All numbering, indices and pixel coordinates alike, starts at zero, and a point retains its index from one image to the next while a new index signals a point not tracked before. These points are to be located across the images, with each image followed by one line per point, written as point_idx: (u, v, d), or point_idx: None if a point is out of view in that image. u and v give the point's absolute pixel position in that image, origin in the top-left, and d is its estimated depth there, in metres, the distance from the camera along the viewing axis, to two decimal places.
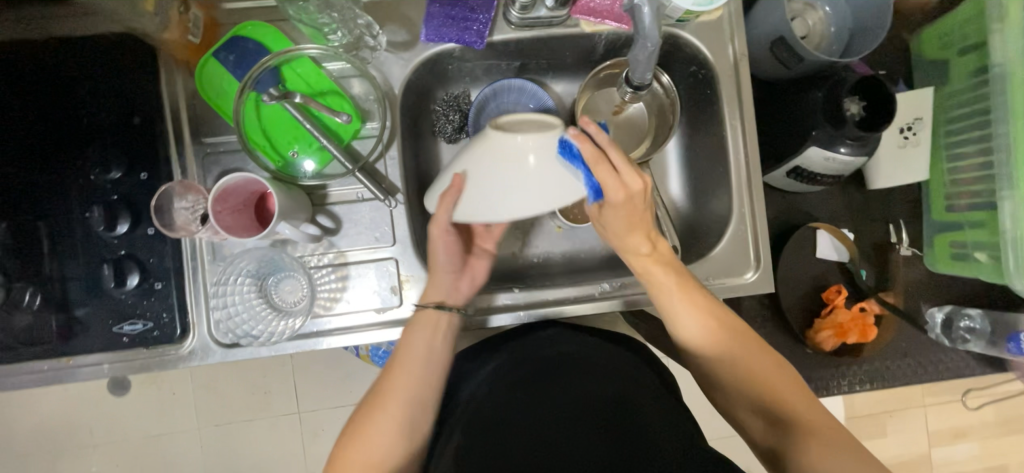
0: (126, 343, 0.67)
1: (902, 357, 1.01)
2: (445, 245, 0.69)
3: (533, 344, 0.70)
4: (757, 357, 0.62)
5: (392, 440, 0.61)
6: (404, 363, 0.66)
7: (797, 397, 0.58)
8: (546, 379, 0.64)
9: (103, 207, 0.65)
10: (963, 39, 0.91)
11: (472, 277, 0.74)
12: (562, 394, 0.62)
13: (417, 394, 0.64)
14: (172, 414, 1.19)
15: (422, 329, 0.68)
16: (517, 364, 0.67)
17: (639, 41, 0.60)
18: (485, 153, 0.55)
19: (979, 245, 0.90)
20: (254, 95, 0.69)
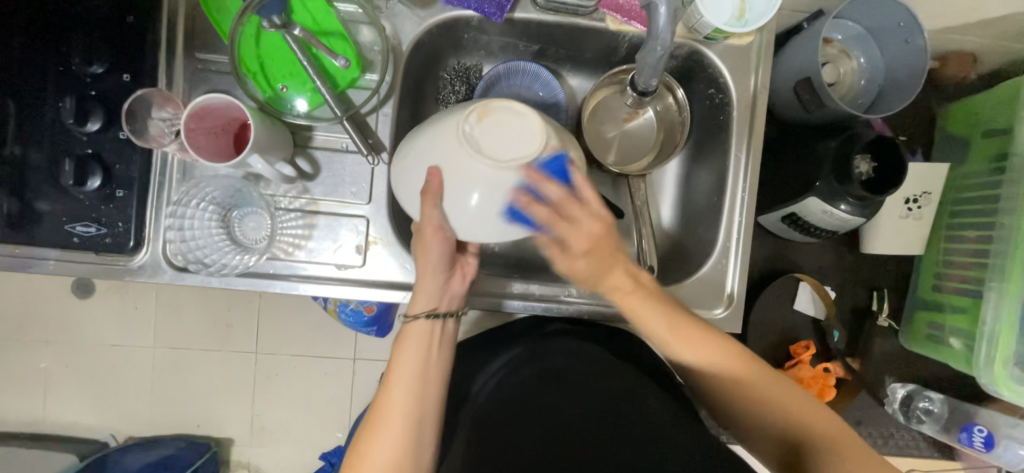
0: (75, 244, 0.65)
1: (857, 425, 1.00)
2: (442, 248, 0.61)
3: (548, 344, 0.68)
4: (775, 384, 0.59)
5: (400, 435, 0.59)
6: (400, 374, 0.61)
7: (811, 416, 0.57)
8: (558, 382, 0.62)
9: (75, 100, 0.63)
10: (990, 122, 0.88)
11: (461, 275, 0.68)
12: (571, 403, 0.59)
13: (421, 395, 0.61)
14: (126, 327, 1.18)
15: (421, 331, 0.64)
16: (524, 364, 0.65)
17: (651, 42, 0.57)
18: (461, 166, 0.51)
19: (956, 331, 0.88)
20: (255, 20, 0.65)
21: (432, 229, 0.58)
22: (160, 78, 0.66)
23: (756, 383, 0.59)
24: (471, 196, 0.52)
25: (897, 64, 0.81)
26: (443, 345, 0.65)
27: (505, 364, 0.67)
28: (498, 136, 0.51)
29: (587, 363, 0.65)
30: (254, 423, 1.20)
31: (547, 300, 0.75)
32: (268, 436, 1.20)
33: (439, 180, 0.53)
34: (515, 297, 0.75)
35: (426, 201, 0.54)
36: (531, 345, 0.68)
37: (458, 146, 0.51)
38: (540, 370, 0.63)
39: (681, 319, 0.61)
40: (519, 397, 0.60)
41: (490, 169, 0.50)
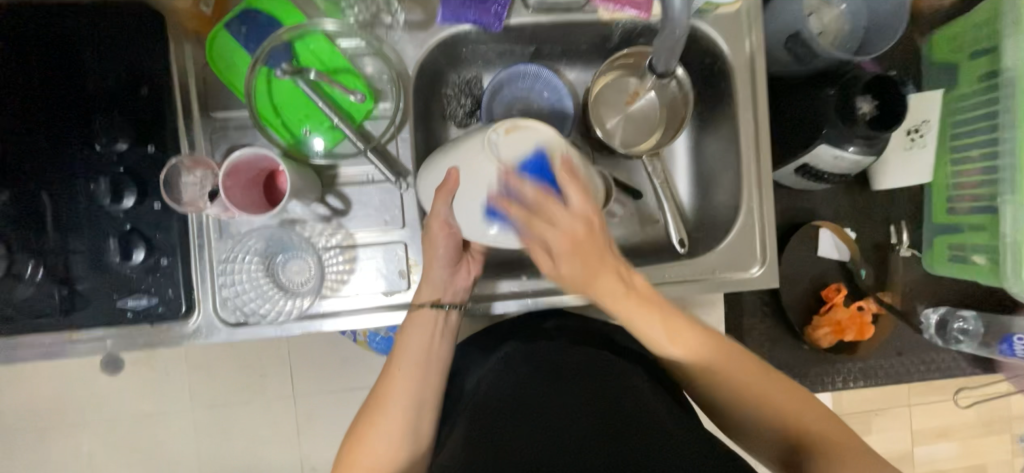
0: (129, 318, 0.67)
1: (896, 355, 1.03)
2: (447, 241, 0.63)
3: (542, 335, 0.72)
4: (755, 376, 0.61)
5: (393, 437, 0.62)
6: (402, 367, 0.65)
7: (787, 401, 0.60)
8: (559, 369, 0.63)
9: (109, 180, 0.64)
10: (974, 44, 0.91)
11: (468, 270, 0.69)
12: (569, 389, 0.60)
13: (418, 397, 0.64)
14: (168, 392, 1.19)
15: (421, 332, 0.66)
16: (526, 359, 0.66)
17: (667, 28, 0.59)
18: (479, 166, 0.54)
19: (978, 249, 0.91)
20: (266, 70, 0.67)
21: (443, 227, 0.62)
22: (182, 144, 0.67)
23: (723, 365, 0.61)
24: (484, 196, 0.55)
25: (877, 3, 0.84)
26: (444, 336, 0.68)
27: (497, 363, 0.68)
28: (517, 149, 0.53)
29: (590, 352, 0.66)
30: (308, 464, 1.21)
31: (534, 295, 0.75)
32: None
33: (456, 181, 0.56)
34: (500, 299, 0.75)
35: (438, 197, 0.58)
36: (524, 344, 0.69)
37: (478, 148, 0.54)
38: (539, 363, 0.65)
39: (675, 320, 0.60)
40: (514, 391, 0.61)
41: (510, 175, 0.53)
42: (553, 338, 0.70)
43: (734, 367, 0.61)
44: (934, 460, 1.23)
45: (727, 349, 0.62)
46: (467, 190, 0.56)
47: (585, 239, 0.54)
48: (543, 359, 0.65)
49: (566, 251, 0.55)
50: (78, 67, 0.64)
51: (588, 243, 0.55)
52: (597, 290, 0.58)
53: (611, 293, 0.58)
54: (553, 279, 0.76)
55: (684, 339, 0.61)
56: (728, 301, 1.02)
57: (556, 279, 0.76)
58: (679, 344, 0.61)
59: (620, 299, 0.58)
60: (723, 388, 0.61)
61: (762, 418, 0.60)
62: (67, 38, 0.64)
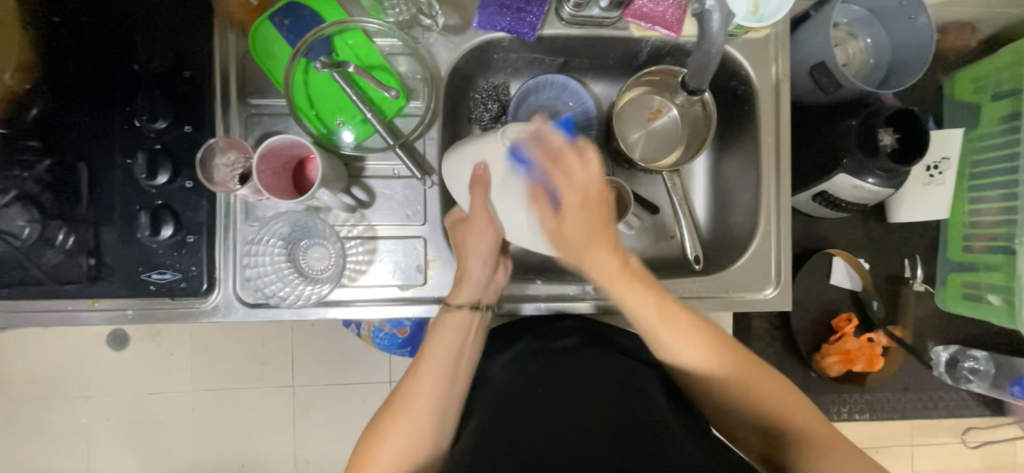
0: (151, 292, 0.68)
1: (903, 391, 1.02)
2: (490, 238, 0.65)
3: (549, 334, 0.71)
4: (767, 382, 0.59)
5: (414, 442, 0.60)
6: (431, 367, 0.63)
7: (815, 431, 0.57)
8: (571, 376, 0.64)
9: (145, 155, 0.66)
10: (997, 85, 0.92)
11: (504, 270, 0.71)
12: (590, 399, 0.61)
13: (444, 404, 0.62)
14: (172, 372, 1.20)
15: (455, 332, 0.66)
16: (540, 357, 0.67)
17: (703, 46, 0.63)
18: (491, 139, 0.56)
19: (993, 288, 0.91)
20: (305, 62, 0.69)
21: (484, 221, 0.62)
22: (218, 127, 0.70)
23: (753, 378, 0.59)
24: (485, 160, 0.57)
25: (903, 40, 0.85)
26: (476, 337, 0.68)
27: (513, 357, 0.69)
28: (535, 146, 0.54)
29: (598, 354, 0.67)
30: (301, 456, 1.21)
31: (548, 300, 0.75)
32: (317, 467, 1.21)
33: (484, 173, 0.56)
34: (529, 300, 0.75)
35: (476, 191, 0.58)
36: (535, 344, 0.70)
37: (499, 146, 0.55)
38: (548, 366, 0.66)
39: (676, 313, 0.60)
40: (529, 392, 0.63)
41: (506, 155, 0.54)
42: (557, 338, 0.70)
43: (771, 391, 0.58)
44: None
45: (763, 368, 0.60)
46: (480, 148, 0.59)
47: (596, 199, 0.54)
48: (554, 359, 0.67)
49: (580, 226, 0.54)
50: (127, 46, 0.67)
51: (596, 207, 0.55)
52: (595, 266, 0.58)
53: (608, 272, 0.58)
54: (567, 285, 0.76)
55: (710, 349, 0.60)
56: (737, 322, 1.02)
57: (572, 286, 0.75)
58: (699, 352, 0.59)
59: (614, 273, 0.58)
60: (744, 400, 0.59)
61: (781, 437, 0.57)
62: (118, 18, 0.67)
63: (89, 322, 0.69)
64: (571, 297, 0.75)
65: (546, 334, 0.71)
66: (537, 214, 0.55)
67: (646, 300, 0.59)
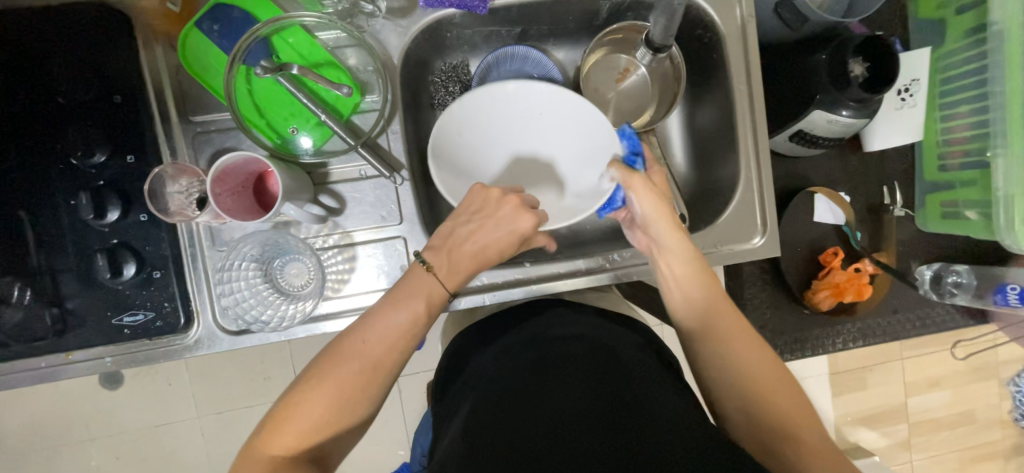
0: (127, 335, 0.65)
1: (892, 313, 1.05)
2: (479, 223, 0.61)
3: (548, 325, 0.68)
4: (756, 362, 0.56)
5: (327, 411, 0.51)
6: (367, 338, 0.54)
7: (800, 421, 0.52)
8: (563, 362, 0.59)
9: (91, 194, 0.61)
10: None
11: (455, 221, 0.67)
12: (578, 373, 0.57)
13: (371, 377, 0.53)
14: (172, 404, 1.17)
15: (407, 294, 0.57)
16: (531, 348, 0.63)
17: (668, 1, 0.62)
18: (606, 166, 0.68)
19: (970, 204, 0.92)
20: (244, 68, 0.64)
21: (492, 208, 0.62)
22: (164, 150, 0.65)
23: (720, 333, 0.58)
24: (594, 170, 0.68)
25: None
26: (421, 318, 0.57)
27: (502, 351, 0.65)
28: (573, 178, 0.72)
29: (601, 344, 0.63)
30: None
31: (539, 282, 0.76)
32: None
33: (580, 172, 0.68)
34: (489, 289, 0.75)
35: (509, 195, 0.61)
36: (526, 336, 0.67)
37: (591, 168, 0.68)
38: (542, 355, 0.61)
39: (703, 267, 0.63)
40: (516, 378, 0.58)
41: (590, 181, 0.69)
42: (553, 327, 0.67)
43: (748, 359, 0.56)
44: (926, 410, 1.27)
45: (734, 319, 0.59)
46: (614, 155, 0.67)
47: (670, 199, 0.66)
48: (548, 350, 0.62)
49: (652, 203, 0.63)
50: (46, 76, 0.61)
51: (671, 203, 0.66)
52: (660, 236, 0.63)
53: (678, 250, 0.62)
54: (553, 265, 0.76)
55: (708, 287, 0.61)
56: (728, 271, 1.03)
57: (562, 264, 0.76)
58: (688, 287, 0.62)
59: (680, 249, 0.62)
60: (732, 376, 0.56)
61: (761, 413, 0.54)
62: (30, 46, 0.61)
63: (76, 375, 0.65)
64: (560, 276, 0.76)
65: (543, 326, 0.68)
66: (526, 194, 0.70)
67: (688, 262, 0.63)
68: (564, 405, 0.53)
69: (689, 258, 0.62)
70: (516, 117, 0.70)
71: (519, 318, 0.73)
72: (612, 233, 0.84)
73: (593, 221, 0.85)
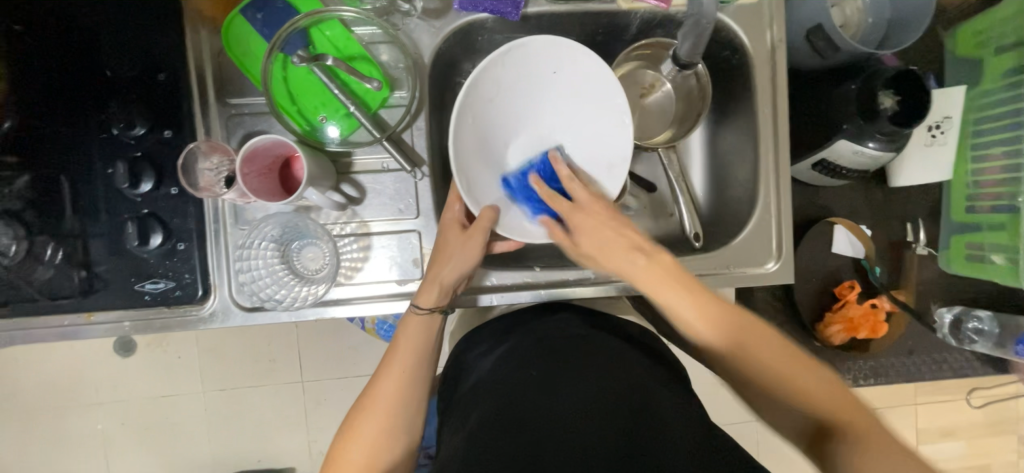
0: (146, 301, 0.67)
1: (908, 354, 1.02)
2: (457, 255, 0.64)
3: (551, 327, 0.69)
4: (782, 370, 0.52)
5: (377, 434, 0.57)
6: (395, 358, 0.61)
7: (840, 417, 0.49)
8: (565, 364, 0.60)
9: (127, 163, 0.64)
10: (1000, 39, 0.88)
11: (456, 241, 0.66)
12: (580, 375, 0.57)
13: (404, 390, 0.59)
14: (181, 376, 1.20)
15: (414, 338, 0.62)
16: (534, 348, 0.64)
17: (693, 16, 0.62)
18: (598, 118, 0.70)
19: (997, 248, 0.90)
20: (282, 57, 0.67)
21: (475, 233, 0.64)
22: (198, 129, 0.67)
23: (752, 356, 0.53)
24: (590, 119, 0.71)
25: None
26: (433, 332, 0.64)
27: (506, 352, 0.66)
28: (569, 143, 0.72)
29: (603, 347, 0.63)
30: (315, 449, 1.23)
31: (549, 287, 0.76)
32: None
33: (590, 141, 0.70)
34: (498, 290, 0.76)
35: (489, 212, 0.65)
36: (528, 337, 0.67)
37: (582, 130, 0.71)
38: (544, 354, 0.62)
39: (696, 289, 0.55)
40: (521, 377, 0.59)
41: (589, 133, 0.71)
42: (561, 330, 0.68)
43: (769, 365, 0.52)
44: (938, 460, 1.22)
45: (744, 329, 0.54)
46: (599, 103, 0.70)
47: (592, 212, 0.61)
48: (553, 351, 0.63)
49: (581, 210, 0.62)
50: (98, 50, 0.64)
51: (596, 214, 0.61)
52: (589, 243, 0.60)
53: (601, 246, 0.59)
54: (566, 272, 0.77)
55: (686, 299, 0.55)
56: (739, 296, 1.02)
57: (572, 271, 0.77)
58: (702, 319, 0.55)
59: (611, 248, 0.59)
60: (763, 386, 0.52)
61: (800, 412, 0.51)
62: (87, 21, 0.64)
63: (90, 336, 0.68)
64: (572, 283, 0.76)
65: (550, 327, 0.68)
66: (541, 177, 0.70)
67: (680, 291, 0.55)
68: (577, 422, 0.51)
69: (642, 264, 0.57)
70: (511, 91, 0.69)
71: (519, 322, 0.72)
72: None
73: None
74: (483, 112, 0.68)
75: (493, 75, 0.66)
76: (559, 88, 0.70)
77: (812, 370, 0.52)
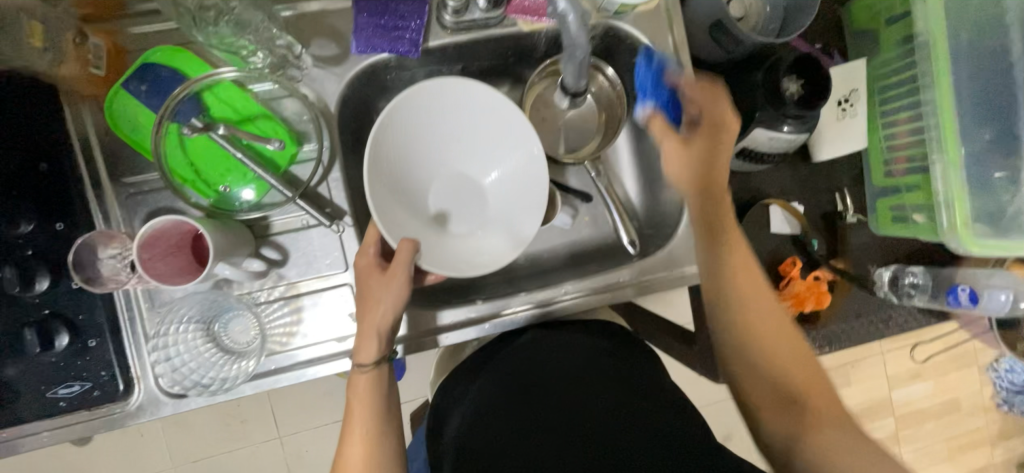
0: (64, 407, 0.63)
1: (858, 317, 1.06)
2: (389, 303, 0.62)
3: (531, 352, 0.71)
4: (773, 320, 0.63)
5: None
6: (357, 425, 0.61)
7: (808, 385, 0.61)
8: (540, 395, 0.64)
9: (14, 267, 0.59)
10: (889, 10, 0.93)
11: (369, 287, 0.62)
12: (563, 416, 0.61)
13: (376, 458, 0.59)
14: (144, 455, 1.13)
15: (368, 394, 0.62)
16: (516, 372, 0.68)
17: (569, 48, 0.59)
18: (503, 134, 0.70)
19: (917, 208, 0.93)
20: (175, 127, 0.63)
21: (403, 278, 0.62)
22: (95, 215, 0.63)
23: (741, 277, 0.64)
24: (497, 139, 0.71)
25: None
26: (386, 388, 0.64)
27: (490, 375, 0.69)
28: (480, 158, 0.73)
29: (580, 375, 0.66)
30: None
31: (492, 319, 0.76)
32: None
33: (493, 164, 0.73)
34: (450, 330, 0.75)
35: (405, 248, 0.62)
36: (518, 359, 0.70)
37: (489, 151, 0.72)
38: (529, 382, 0.66)
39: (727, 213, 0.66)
40: (507, 401, 0.64)
41: (495, 150, 0.72)
42: (549, 354, 0.70)
43: (760, 313, 0.63)
44: (910, 401, 1.28)
45: (744, 260, 0.65)
46: (492, 121, 0.70)
47: (710, 131, 0.64)
48: (533, 376, 0.67)
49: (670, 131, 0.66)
50: None
51: (713, 133, 0.64)
52: (677, 174, 0.65)
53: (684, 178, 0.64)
54: (509, 300, 0.76)
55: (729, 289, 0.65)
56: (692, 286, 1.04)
57: (512, 299, 0.76)
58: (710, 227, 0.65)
59: (702, 188, 0.64)
60: (753, 330, 0.63)
61: (773, 373, 0.61)
62: None
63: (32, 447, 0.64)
64: (512, 311, 0.76)
65: (533, 352, 0.71)
66: (461, 206, 0.73)
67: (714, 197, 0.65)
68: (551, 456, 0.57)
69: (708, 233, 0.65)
70: (419, 126, 0.68)
71: (489, 356, 0.73)
72: (570, 260, 0.85)
73: (550, 249, 0.86)
74: (399, 147, 0.67)
75: (406, 120, 0.66)
76: (465, 115, 0.69)
77: (782, 332, 0.63)
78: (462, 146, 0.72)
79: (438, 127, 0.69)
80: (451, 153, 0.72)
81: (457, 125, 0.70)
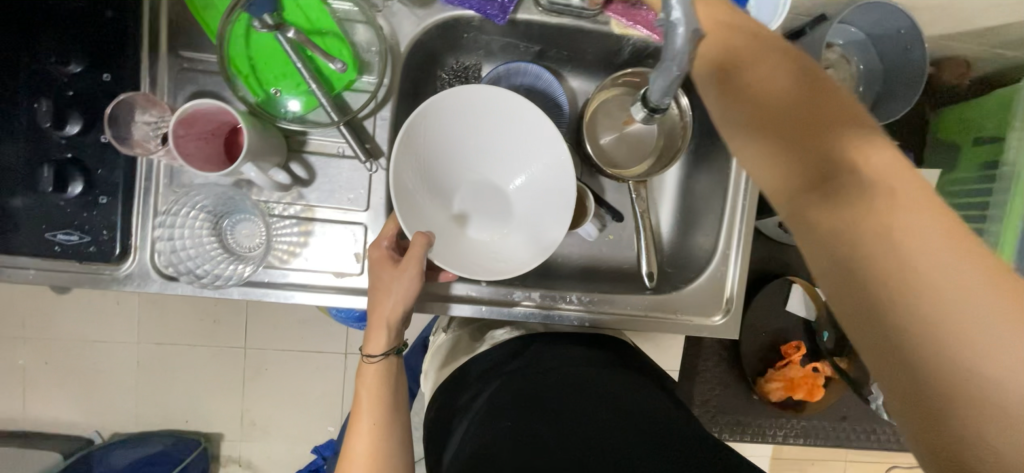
0: (56, 253, 0.62)
1: (840, 420, 1.03)
2: (395, 294, 0.61)
3: (549, 356, 0.69)
4: (910, 203, 0.38)
5: None
6: (363, 422, 0.61)
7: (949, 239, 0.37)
8: (557, 407, 0.59)
9: (53, 102, 0.60)
10: (982, 129, 0.88)
11: (380, 274, 0.62)
12: (580, 428, 0.56)
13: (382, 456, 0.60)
14: (109, 321, 1.09)
15: (375, 387, 0.63)
16: (532, 377, 0.65)
17: (664, 61, 0.45)
18: (535, 149, 0.68)
19: None
20: (245, 17, 0.61)
21: (413, 273, 0.61)
22: (141, 77, 0.62)
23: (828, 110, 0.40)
24: (525, 152, 0.69)
25: (894, 70, 0.81)
26: (396, 381, 0.65)
27: (507, 374, 0.66)
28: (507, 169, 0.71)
29: (596, 389, 0.62)
30: (248, 418, 1.15)
31: (492, 304, 0.73)
32: (263, 431, 1.16)
33: (525, 176, 0.70)
34: (457, 302, 0.73)
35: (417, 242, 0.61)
36: (537, 362, 0.67)
37: (518, 164, 0.70)
38: (544, 388, 0.62)
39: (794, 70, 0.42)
40: (521, 405, 0.59)
41: (527, 163, 0.70)
42: (563, 361, 0.68)
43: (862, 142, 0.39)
44: None
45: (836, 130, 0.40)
46: (518, 134, 0.68)
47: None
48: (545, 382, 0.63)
49: None
50: None
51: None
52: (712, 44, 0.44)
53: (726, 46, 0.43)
54: (515, 291, 0.74)
55: (771, 144, 0.41)
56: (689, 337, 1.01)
57: (517, 291, 0.74)
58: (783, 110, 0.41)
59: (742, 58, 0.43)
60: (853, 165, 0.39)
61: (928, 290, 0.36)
62: None
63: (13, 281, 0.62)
64: (519, 305, 0.74)
65: (554, 362, 0.67)
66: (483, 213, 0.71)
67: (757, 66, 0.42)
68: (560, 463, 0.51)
69: (730, 54, 0.43)
70: (445, 127, 0.67)
71: (504, 356, 0.71)
72: (581, 273, 0.83)
73: (565, 255, 0.84)
74: (424, 143, 0.66)
75: (433, 117, 0.65)
76: (492, 123, 0.68)
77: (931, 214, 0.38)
78: (491, 154, 0.70)
79: (466, 129, 0.68)
80: (477, 157, 0.70)
81: (485, 130, 0.69)
